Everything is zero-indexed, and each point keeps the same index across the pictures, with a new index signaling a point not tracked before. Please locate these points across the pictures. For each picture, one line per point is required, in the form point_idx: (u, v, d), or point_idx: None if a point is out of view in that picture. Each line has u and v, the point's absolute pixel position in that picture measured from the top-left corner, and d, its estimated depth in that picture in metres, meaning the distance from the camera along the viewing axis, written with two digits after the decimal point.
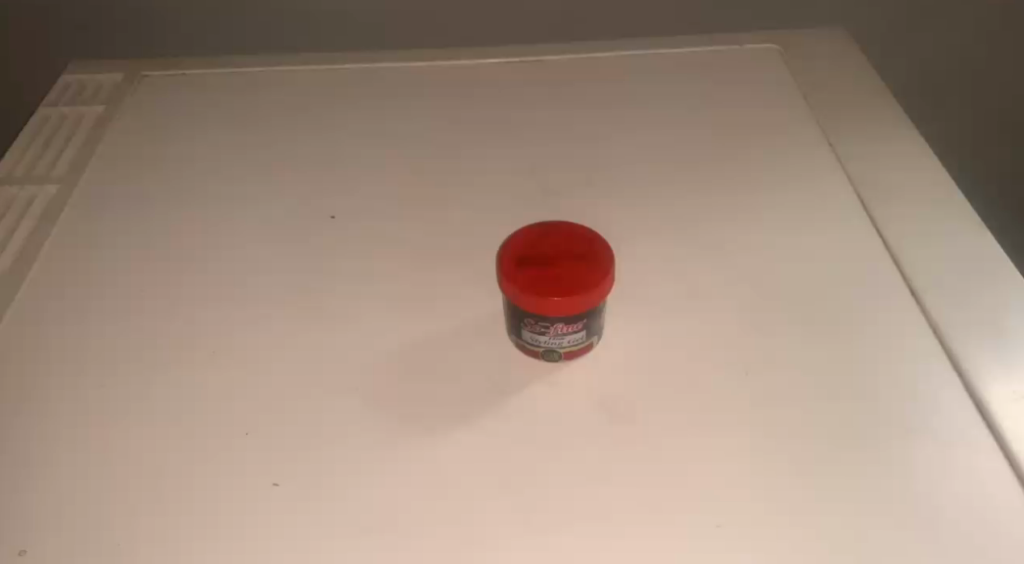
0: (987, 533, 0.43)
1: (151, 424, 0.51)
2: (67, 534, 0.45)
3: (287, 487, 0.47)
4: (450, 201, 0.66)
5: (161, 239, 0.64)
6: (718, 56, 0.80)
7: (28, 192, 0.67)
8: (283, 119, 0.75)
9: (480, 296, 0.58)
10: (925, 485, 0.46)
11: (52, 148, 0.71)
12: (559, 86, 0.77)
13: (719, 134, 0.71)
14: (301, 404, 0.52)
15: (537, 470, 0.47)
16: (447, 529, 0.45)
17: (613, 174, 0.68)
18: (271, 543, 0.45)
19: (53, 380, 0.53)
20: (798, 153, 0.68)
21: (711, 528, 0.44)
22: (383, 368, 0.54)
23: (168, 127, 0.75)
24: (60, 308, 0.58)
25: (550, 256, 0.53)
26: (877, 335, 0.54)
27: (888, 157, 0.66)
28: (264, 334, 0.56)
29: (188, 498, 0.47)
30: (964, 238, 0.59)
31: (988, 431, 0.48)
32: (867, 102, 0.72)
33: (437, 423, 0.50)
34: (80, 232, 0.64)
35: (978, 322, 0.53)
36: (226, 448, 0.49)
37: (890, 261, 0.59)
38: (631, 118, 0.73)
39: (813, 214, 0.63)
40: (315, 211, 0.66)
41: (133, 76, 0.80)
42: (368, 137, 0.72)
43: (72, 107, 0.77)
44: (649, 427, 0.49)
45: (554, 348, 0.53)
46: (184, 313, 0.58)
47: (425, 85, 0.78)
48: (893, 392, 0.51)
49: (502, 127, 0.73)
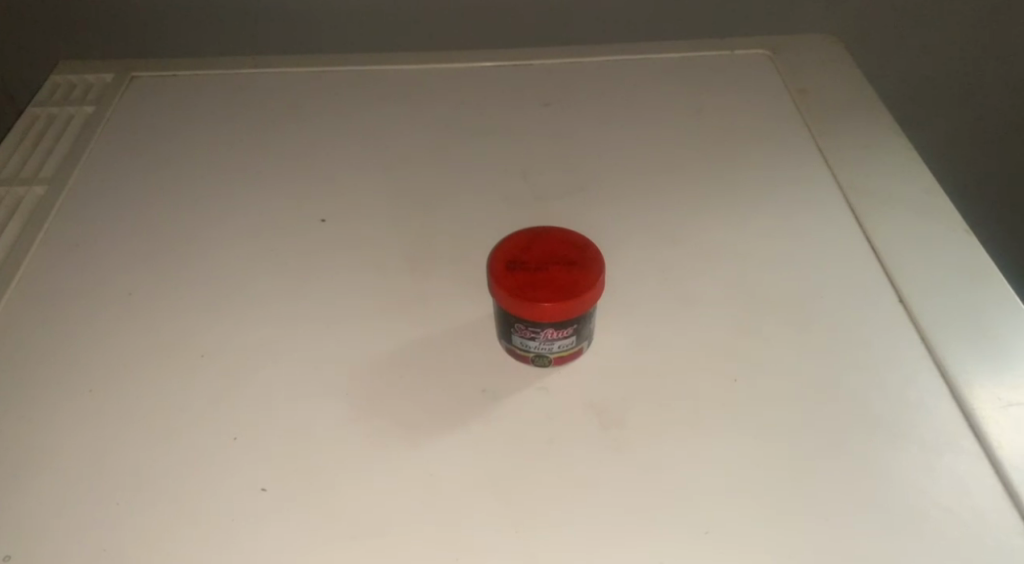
0: (972, 539, 0.44)
1: (140, 429, 0.50)
2: (53, 539, 0.45)
3: (278, 492, 0.47)
4: (440, 206, 0.66)
5: (149, 241, 0.63)
6: (710, 61, 0.80)
7: (15, 193, 0.66)
8: (274, 121, 0.75)
9: (472, 300, 0.58)
10: (912, 492, 0.46)
11: (40, 149, 0.71)
12: (555, 90, 0.77)
13: (709, 140, 0.71)
14: (289, 408, 0.51)
15: (531, 475, 0.47)
16: (437, 534, 0.45)
17: (604, 179, 0.68)
18: (261, 546, 0.45)
19: (40, 382, 0.53)
20: (788, 159, 0.68)
21: (700, 534, 0.45)
22: (371, 374, 0.53)
23: (158, 129, 0.74)
24: (46, 310, 0.58)
25: (542, 262, 0.52)
26: (867, 343, 0.54)
27: (877, 165, 0.67)
28: (256, 338, 0.56)
29: (176, 503, 0.47)
30: (953, 246, 0.60)
31: (975, 439, 0.49)
32: (857, 110, 0.73)
33: (426, 429, 0.50)
34: (69, 233, 0.64)
35: (965, 329, 0.54)
36: (214, 451, 0.49)
37: (879, 269, 0.59)
38: (622, 123, 0.73)
39: (803, 220, 0.63)
40: (306, 213, 0.65)
41: (122, 77, 0.80)
42: (358, 139, 0.72)
43: (60, 107, 0.76)
44: (642, 432, 0.50)
45: (545, 353, 0.52)
46: (171, 316, 0.57)
47: (416, 88, 0.78)
48: (882, 398, 0.51)
49: (492, 130, 0.73)
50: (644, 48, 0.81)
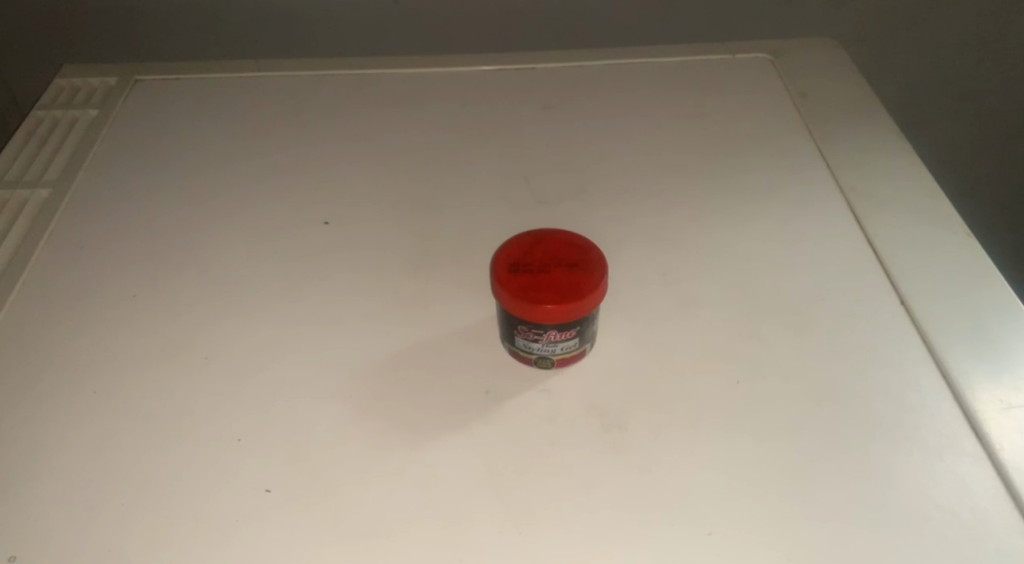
0: (974, 539, 0.44)
1: (143, 430, 0.51)
2: (57, 540, 0.45)
3: (282, 493, 0.47)
4: (443, 209, 0.66)
5: (153, 244, 0.63)
6: (711, 65, 0.80)
7: (19, 196, 0.67)
8: (277, 124, 0.75)
9: (475, 302, 0.59)
10: (914, 494, 0.46)
11: (45, 152, 0.71)
12: (556, 93, 0.77)
13: (711, 143, 0.71)
14: (292, 409, 0.52)
15: (533, 476, 0.48)
16: (441, 535, 0.45)
17: (606, 182, 0.68)
18: (266, 547, 0.45)
19: (44, 383, 0.53)
20: (789, 162, 0.69)
21: (702, 536, 0.45)
22: (374, 375, 0.53)
23: (162, 132, 0.74)
24: (50, 312, 0.58)
25: (545, 264, 0.52)
26: (868, 345, 0.54)
27: (878, 168, 0.67)
28: (259, 339, 0.56)
29: (179, 503, 0.47)
30: (955, 248, 0.60)
31: (976, 440, 0.49)
32: (858, 114, 0.73)
33: (429, 430, 0.50)
34: (73, 236, 0.64)
35: (967, 332, 0.54)
36: (217, 453, 0.49)
37: (880, 272, 0.59)
38: (624, 126, 0.74)
39: (804, 223, 0.63)
40: (310, 215, 0.66)
41: (126, 81, 0.80)
42: (361, 142, 0.73)
43: (65, 110, 0.76)
44: (644, 434, 0.50)
45: (548, 355, 0.53)
46: (174, 318, 0.58)
47: (418, 91, 0.78)
48: (883, 399, 0.51)
49: (495, 133, 0.73)
50: (645, 52, 0.82)
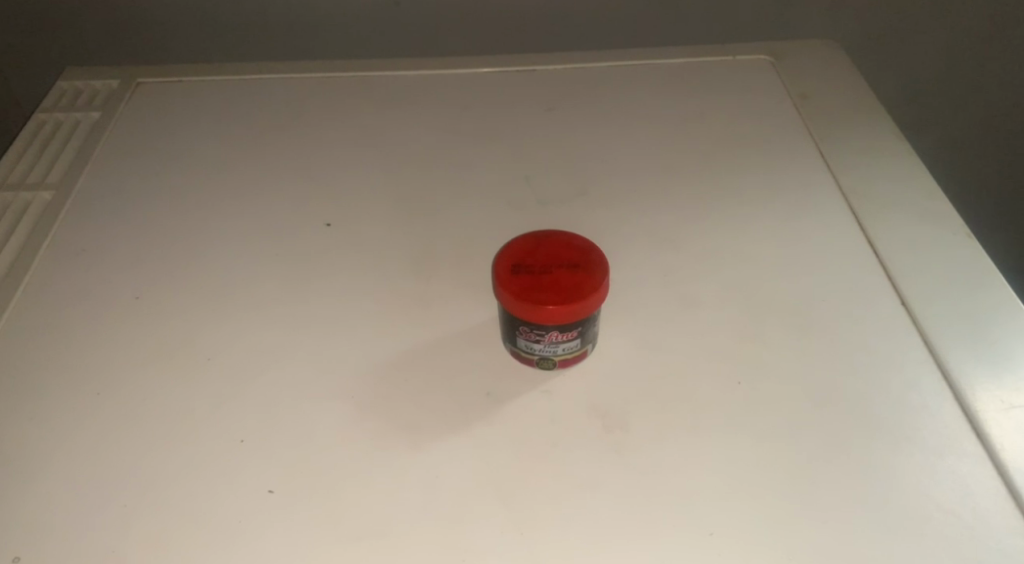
0: (974, 539, 0.44)
1: (146, 431, 0.51)
2: (60, 540, 0.46)
3: (285, 493, 0.47)
4: (444, 210, 0.66)
5: (155, 245, 0.64)
6: (711, 66, 0.80)
7: (22, 198, 0.67)
8: (279, 125, 0.75)
9: (476, 303, 0.59)
10: (915, 494, 0.46)
11: (48, 154, 0.71)
12: (557, 95, 0.78)
13: (711, 145, 0.71)
14: (294, 410, 0.52)
15: (535, 477, 0.48)
16: (443, 535, 0.45)
17: (606, 183, 0.68)
18: (268, 547, 0.45)
19: (47, 384, 0.53)
20: (789, 163, 0.69)
21: (704, 536, 0.45)
22: (376, 376, 0.54)
23: (164, 134, 0.75)
24: (53, 314, 0.58)
25: (546, 265, 0.53)
26: (869, 346, 0.54)
27: (878, 170, 0.67)
28: (261, 341, 0.56)
29: (181, 504, 0.47)
30: (955, 249, 0.60)
31: (977, 440, 0.49)
32: (858, 115, 0.73)
33: (430, 431, 0.50)
34: (76, 237, 0.64)
35: (967, 332, 0.54)
36: (219, 454, 0.49)
37: (881, 272, 0.59)
38: (624, 127, 0.74)
39: (805, 224, 0.63)
40: (312, 217, 0.66)
41: (128, 83, 0.80)
42: (363, 143, 0.73)
43: (67, 113, 0.76)
44: (646, 435, 0.50)
45: (549, 356, 0.53)
46: (176, 320, 0.58)
47: (419, 92, 0.78)
48: (884, 400, 0.51)
49: (495, 135, 0.73)
50: (646, 53, 0.82)
